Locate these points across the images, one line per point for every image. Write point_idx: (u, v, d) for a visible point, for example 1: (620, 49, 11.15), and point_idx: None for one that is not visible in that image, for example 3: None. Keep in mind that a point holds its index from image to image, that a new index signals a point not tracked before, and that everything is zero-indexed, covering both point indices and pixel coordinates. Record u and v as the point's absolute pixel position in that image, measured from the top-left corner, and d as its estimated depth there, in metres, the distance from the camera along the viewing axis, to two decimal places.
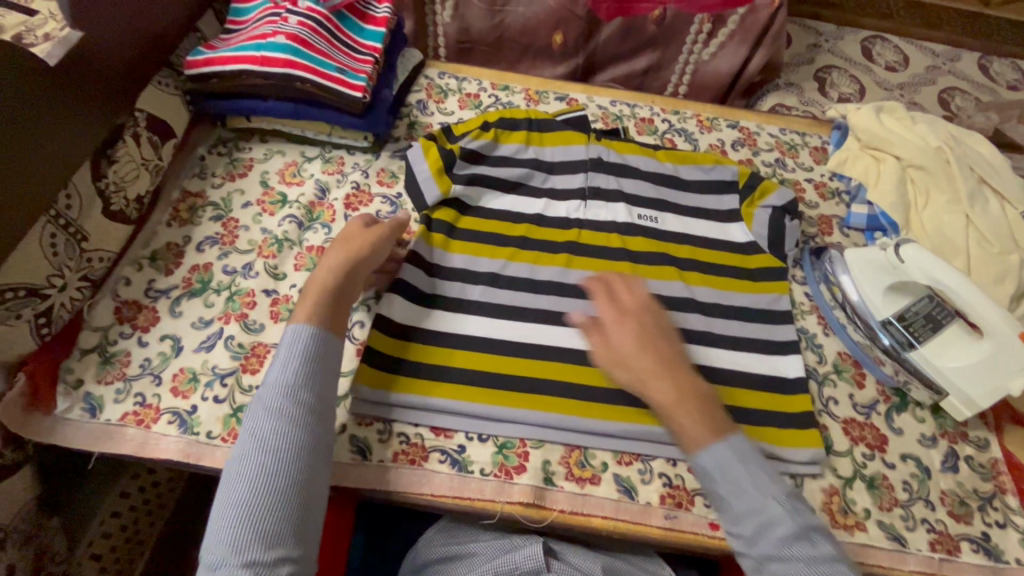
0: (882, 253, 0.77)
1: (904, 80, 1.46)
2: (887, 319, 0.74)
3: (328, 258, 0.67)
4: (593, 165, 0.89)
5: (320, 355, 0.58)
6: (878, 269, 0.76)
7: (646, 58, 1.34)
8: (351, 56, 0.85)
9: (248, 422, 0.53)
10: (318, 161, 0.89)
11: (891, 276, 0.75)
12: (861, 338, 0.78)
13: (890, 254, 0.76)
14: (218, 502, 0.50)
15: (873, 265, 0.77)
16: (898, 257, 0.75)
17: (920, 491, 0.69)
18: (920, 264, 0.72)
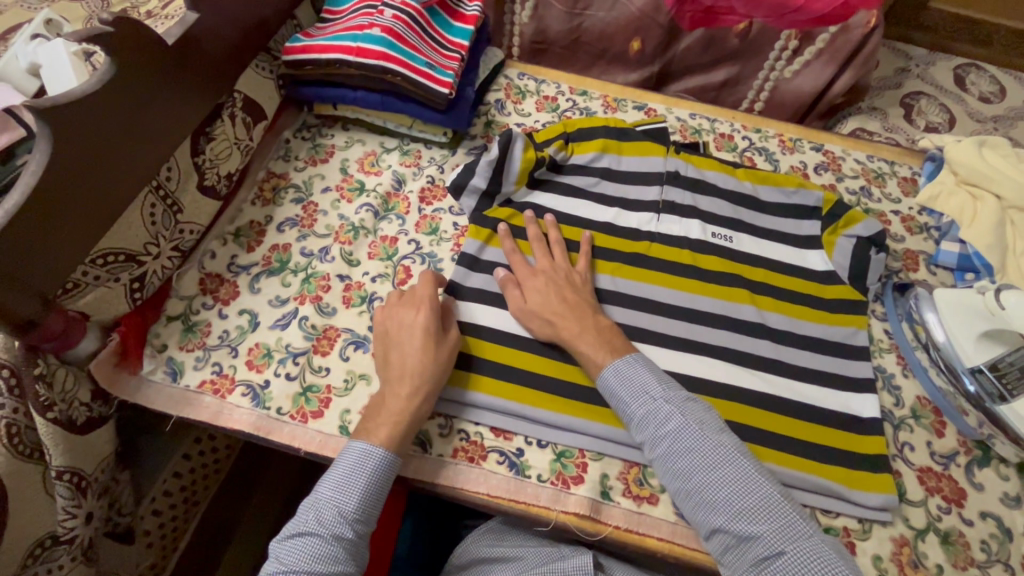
0: (981, 297, 0.73)
1: (998, 112, 1.38)
2: (977, 367, 0.70)
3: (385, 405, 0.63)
4: (670, 178, 0.88)
5: (380, 484, 0.59)
6: (974, 314, 0.72)
7: (725, 71, 1.31)
8: (440, 52, 0.86)
9: (307, 526, 0.57)
10: (397, 153, 0.91)
11: (987, 322, 0.71)
12: (943, 384, 0.74)
13: (988, 299, 0.72)
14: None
15: (967, 310, 0.73)
16: (999, 303, 0.70)
17: (999, 553, 0.65)
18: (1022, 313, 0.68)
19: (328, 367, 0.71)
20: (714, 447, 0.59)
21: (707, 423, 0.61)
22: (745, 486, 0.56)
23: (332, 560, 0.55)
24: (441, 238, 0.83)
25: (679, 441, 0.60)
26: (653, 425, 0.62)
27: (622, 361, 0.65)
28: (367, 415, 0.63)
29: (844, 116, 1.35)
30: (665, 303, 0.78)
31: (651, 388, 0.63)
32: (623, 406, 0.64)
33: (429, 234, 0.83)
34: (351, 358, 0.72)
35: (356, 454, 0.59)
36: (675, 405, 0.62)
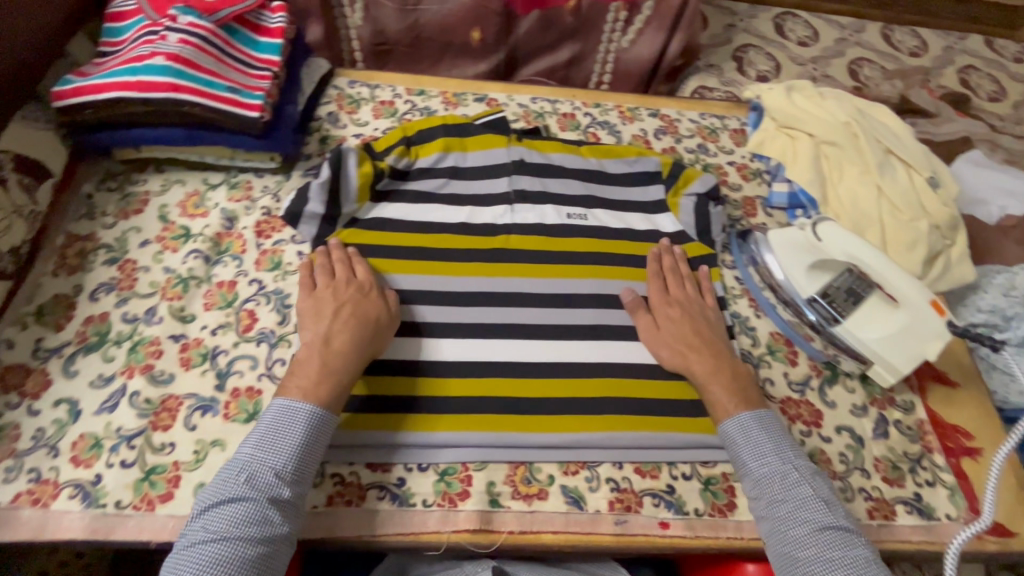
0: (798, 233, 0.80)
1: (815, 54, 1.50)
2: (812, 296, 0.76)
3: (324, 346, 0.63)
4: (516, 167, 0.87)
5: (309, 441, 0.58)
6: (798, 249, 0.78)
7: (568, 50, 1.32)
8: (246, 72, 0.79)
9: (229, 485, 0.54)
10: (223, 188, 0.83)
11: (811, 255, 0.77)
12: (790, 317, 0.79)
13: (807, 234, 0.79)
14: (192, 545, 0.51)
15: (792, 247, 0.79)
16: (816, 236, 0.78)
17: (855, 461, 0.71)
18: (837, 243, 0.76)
19: (172, 442, 0.63)
20: (840, 524, 0.58)
21: (832, 502, 0.59)
22: (824, 559, 0.55)
23: (267, 520, 0.53)
24: (285, 271, 0.77)
25: (794, 508, 0.59)
26: (797, 491, 0.60)
27: (746, 415, 0.65)
28: (296, 368, 0.62)
29: (685, 77, 1.41)
30: (530, 293, 0.76)
31: (783, 450, 0.63)
32: (744, 464, 0.63)
33: (271, 269, 0.77)
34: (198, 425, 0.65)
35: (279, 409, 0.58)
36: (802, 473, 0.61)
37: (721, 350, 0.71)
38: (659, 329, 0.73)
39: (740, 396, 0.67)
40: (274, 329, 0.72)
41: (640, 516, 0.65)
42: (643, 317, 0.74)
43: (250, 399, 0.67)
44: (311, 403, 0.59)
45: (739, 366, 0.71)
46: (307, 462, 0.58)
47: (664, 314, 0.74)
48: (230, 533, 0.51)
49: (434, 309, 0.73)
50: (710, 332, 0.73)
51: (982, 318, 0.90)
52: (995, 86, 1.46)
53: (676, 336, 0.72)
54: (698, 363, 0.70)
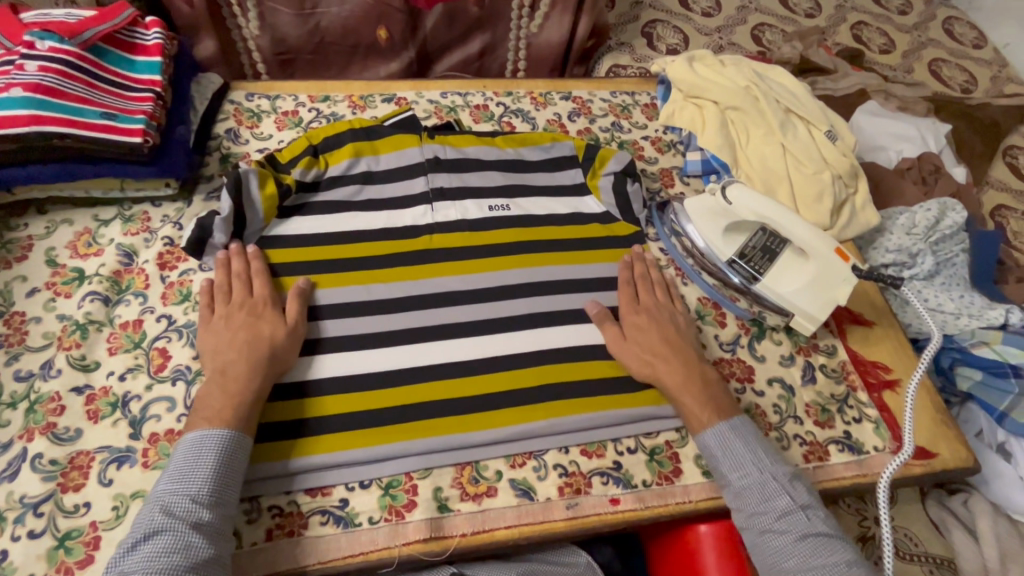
0: (711, 199, 0.80)
1: (720, 24, 1.53)
2: (731, 258, 0.78)
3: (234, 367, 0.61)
4: (431, 165, 0.85)
5: (227, 465, 0.56)
6: (712, 215, 0.80)
7: (478, 41, 1.29)
8: (122, 96, 0.74)
9: (144, 522, 0.51)
10: (117, 222, 0.77)
11: (726, 219, 0.79)
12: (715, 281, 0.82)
13: (719, 199, 0.79)
14: None
15: (706, 213, 0.81)
16: (727, 201, 0.78)
17: (788, 410, 0.74)
18: (746, 204, 0.76)
19: (86, 502, 0.59)
20: (821, 531, 0.58)
21: (810, 506, 0.60)
22: (810, 570, 0.56)
23: (190, 548, 0.50)
24: (196, 302, 0.72)
25: (776, 519, 0.59)
26: (777, 504, 0.59)
27: (723, 426, 0.64)
28: (200, 403, 0.59)
29: (599, 57, 1.42)
30: (459, 291, 0.75)
31: (760, 460, 0.62)
32: (724, 476, 0.63)
33: (180, 302, 0.72)
34: (115, 479, 0.60)
35: (191, 442, 0.56)
36: (781, 481, 0.61)
37: (690, 357, 0.70)
38: (626, 342, 0.71)
39: (712, 406, 0.66)
40: (190, 364, 0.68)
41: (591, 496, 0.65)
42: (611, 330, 0.72)
43: (170, 442, 0.63)
44: (219, 431, 0.57)
45: (708, 372, 0.70)
46: (228, 488, 0.55)
47: (632, 325, 0.73)
48: (152, 571, 0.48)
49: (360, 321, 0.71)
50: (681, 337, 0.72)
51: (890, 258, 0.97)
52: (886, 38, 1.54)
53: (645, 347, 0.71)
54: (669, 373, 0.68)
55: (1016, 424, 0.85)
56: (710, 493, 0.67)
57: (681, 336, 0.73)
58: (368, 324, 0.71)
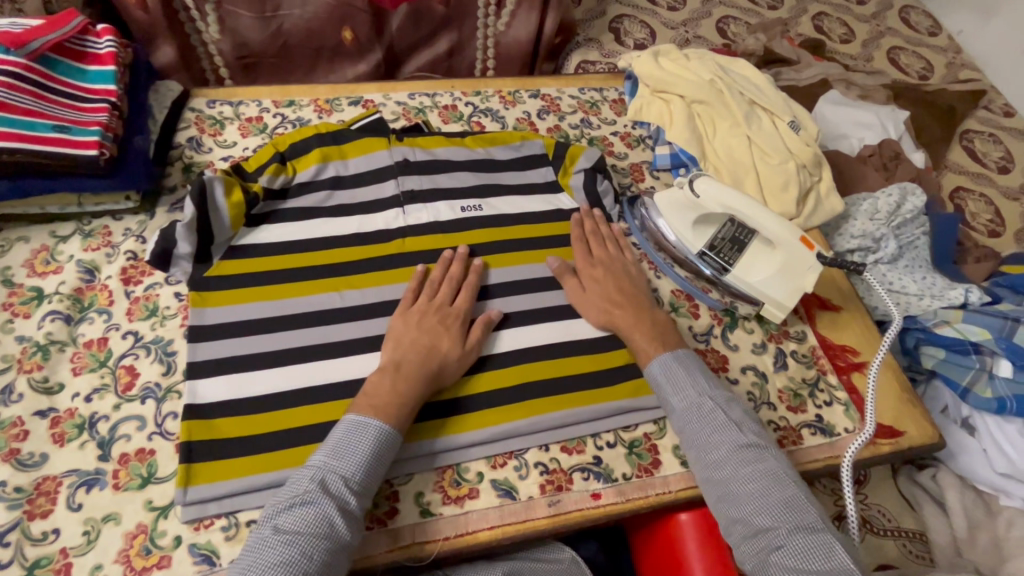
0: (678, 191, 0.83)
1: (685, 17, 1.54)
2: (702, 251, 0.79)
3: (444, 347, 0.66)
4: (401, 168, 0.84)
5: (378, 452, 0.57)
6: (681, 207, 0.81)
7: (446, 40, 1.28)
8: (75, 107, 0.72)
9: (291, 495, 0.53)
10: (76, 238, 0.75)
11: (693, 212, 0.81)
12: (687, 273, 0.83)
13: (686, 191, 0.81)
14: (253, 554, 0.50)
15: (676, 206, 0.82)
16: (694, 194, 0.80)
17: (762, 396, 0.75)
18: (712, 196, 0.79)
19: (55, 528, 0.57)
20: (751, 443, 0.59)
21: (745, 422, 0.62)
22: (738, 479, 0.57)
23: (332, 527, 0.51)
24: (163, 317, 0.71)
25: (711, 435, 0.61)
26: (716, 424, 0.61)
27: (667, 356, 0.67)
28: (368, 390, 0.61)
29: (568, 53, 1.42)
30: None
31: (700, 385, 0.64)
32: (667, 402, 0.65)
33: (147, 317, 0.70)
34: (84, 503, 0.58)
35: (348, 425, 0.57)
36: (719, 402, 0.63)
37: (640, 302, 0.73)
38: (585, 294, 0.75)
39: (659, 340, 0.69)
40: (159, 381, 0.66)
41: (572, 492, 0.66)
42: (573, 286, 0.76)
43: (141, 462, 0.61)
44: (377, 423, 0.58)
45: (657, 315, 0.72)
46: (368, 478, 0.56)
47: (587, 275, 0.76)
48: (298, 537, 0.50)
49: (334, 329, 0.70)
50: (630, 285, 0.75)
51: (855, 243, 0.99)
52: (846, 28, 1.57)
53: (602, 297, 0.74)
54: (625, 319, 0.71)
55: (978, 399, 0.88)
56: (689, 483, 0.68)
57: (631, 283, 0.76)
58: (342, 332, 0.70)
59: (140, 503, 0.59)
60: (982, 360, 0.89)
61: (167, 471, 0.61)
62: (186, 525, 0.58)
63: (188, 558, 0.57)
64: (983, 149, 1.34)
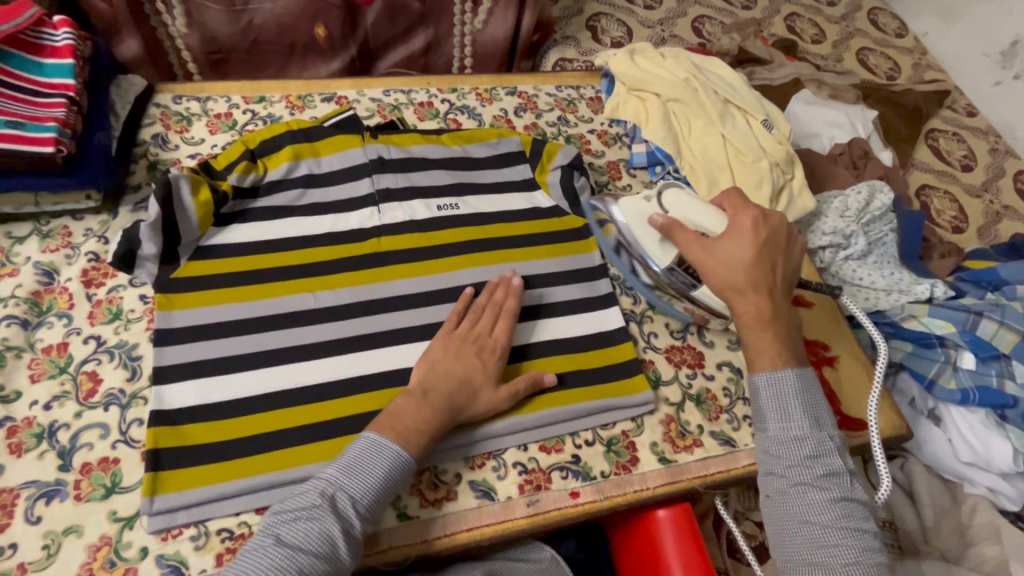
0: (646, 204, 0.77)
1: (662, 16, 1.55)
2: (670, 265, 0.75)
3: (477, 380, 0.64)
4: (375, 166, 0.82)
5: (392, 479, 0.56)
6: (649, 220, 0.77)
7: (422, 37, 1.26)
8: (30, 102, 0.69)
9: (302, 508, 0.52)
10: (33, 239, 0.72)
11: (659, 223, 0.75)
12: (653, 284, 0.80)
13: (654, 204, 0.76)
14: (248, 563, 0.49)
15: (642, 218, 0.77)
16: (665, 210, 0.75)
17: (737, 392, 0.77)
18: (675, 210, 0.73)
19: (11, 543, 0.55)
20: (858, 499, 0.59)
21: (853, 476, 0.61)
22: (839, 528, 0.57)
23: (333, 549, 0.51)
24: (128, 320, 0.68)
25: (821, 477, 0.59)
26: (829, 461, 0.60)
27: (787, 371, 0.62)
28: (393, 409, 0.60)
29: (546, 51, 1.42)
30: (410, 294, 0.74)
31: (820, 419, 0.62)
32: (775, 420, 0.62)
33: (110, 321, 0.68)
34: (44, 516, 0.56)
35: (370, 443, 0.57)
36: (835, 444, 0.61)
37: (772, 289, 0.66)
38: (714, 267, 0.67)
39: (780, 349, 0.64)
40: (124, 387, 0.64)
41: (551, 491, 0.66)
42: (694, 249, 0.69)
43: (105, 471, 0.59)
44: (396, 448, 0.57)
45: (785, 313, 0.66)
46: (376, 506, 0.55)
47: (732, 238, 0.67)
48: (298, 553, 0.49)
49: (308, 331, 0.69)
50: (781, 268, 0.67)
51: (827, 240, 1.00)
52: (817, 29, 1.61)
53: (739, 270, 0.65)
54: (749, 309, 0.65)
55: (942, 390, 0.91)
56: (667, 479, 0.69)
57: (781, 261, 0.67)
58: (316, 333, 0.69)
59: (103, 514, 0.57)
60: (946, 353, 0.93)
61: (132, 480, 0.59)
62: (153, 535, 0.57)
63: (154, 569, 0.55)
64: (947, 147, 1.38)
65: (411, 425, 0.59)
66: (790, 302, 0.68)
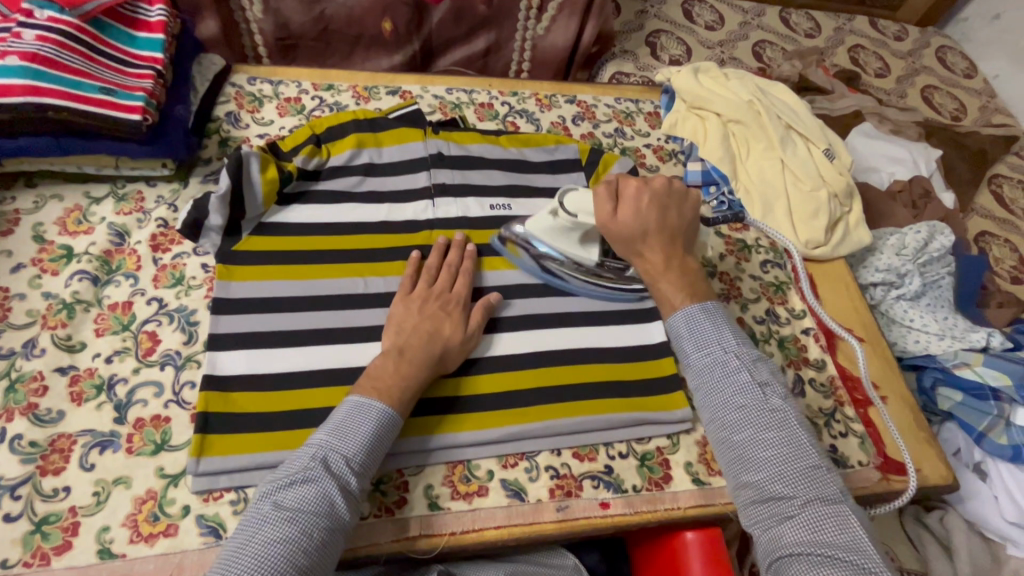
0: (553, 220, 0.73)
1: (723, 38, 1.54)
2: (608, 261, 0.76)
3: (446, 332, 0.65)
4: (434, 161, 0.84)
5: (380, 436, 0.56)
6: (564, 235, 0.74)
7: (484, 39, 1.28)
8: (122, 71, 0.73)
9: (290, 473, 0.52)
10: (109, 201, 0.75)
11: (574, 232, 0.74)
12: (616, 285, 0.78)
13: (562, 217, 0.72)
14: (247, 532, 0.49)
15: (552, 234, 0.74)
16: (573, 216, 0.72)
17: None
18: (583, 206, 0.71)
19: (65, 486, 0.57)
20: (775, 408, 0.57)
21: (769, 385, 0.58)
22: (757, 442, 0.55)
23: (334, 508, 0.51)
24: (189, 286, 0.71)
25: (734, 396, 0.58)
26: (737, 379, 0.59)
27: (694, 308, 0.63)
28: (373, 371, 0.61)
29: (603, 63, 1.42)
30: None
31: (725, 337, 0.61)
32: (685, 355, 0.62)
33: (173, 285, 0.71)
34: (97, 464, 0.58)
35: (352, 407, 0.57)
36: (744, 360, 0.60)
37: (674, 238, 0.67)
38: (615, 224, 0.66)
39: (687, 289, 0.65)
40: (180, 349, 0.67)
41: (581, 499, 0.65)
42: (604, 210, 0.67)
43: (156, 428, 0.61)
44: (378, 403, 0.57)
45: (689, 264, 0.67)
46: (369, 463, 0.55)
47: (627, 202, 0.67)
48: (299, 515, 0.49)
49: (356, 315, 0.70)
50: (671, 216, 0.68)
51: (879, 277, 0.97)
52: (882, 62, 1.57)
53: (635, 225, 0.66)
54: (653, 259, 0.66)
55: (992, 444, 0.88)
56: (700, 501, 0.67)
57: (679, 215, 0.68)
58: (365, 318, 0.70)
59: (152, 469, 0.59)
60: (1000, 407, 0.89)
61: (181, 440, 0.61)
62: (196, 496, 0.59)
63: (194, 529, 0.57)
64: (1011, 195, 1.33)
65: (392, 379, 0.60)
66: (690, 252, 0.69)
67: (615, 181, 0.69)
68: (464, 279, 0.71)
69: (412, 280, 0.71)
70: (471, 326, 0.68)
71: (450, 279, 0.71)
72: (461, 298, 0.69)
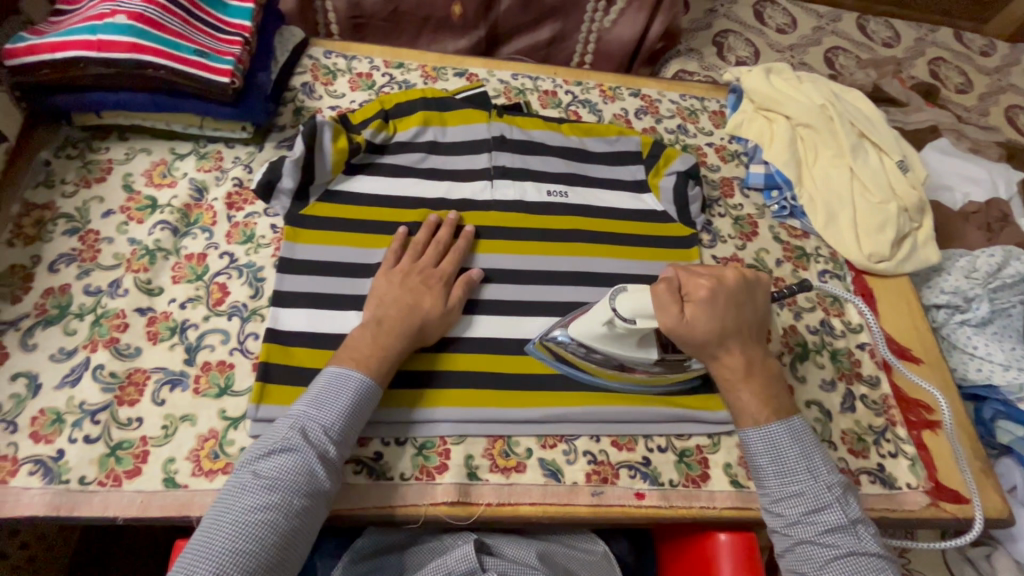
0: (607, 328, 0.64)
1: (793, 42, 1.49)
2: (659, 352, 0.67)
3: (427, 307, 0.66)
4: (496, 143, 0.85)
5: (359, 407, 0.58)
6: (617, 339, 0.65)
7: (550, 28, 1.28)
8: (215, 37, 0.77)
9: (271, 443, 0.54)
10: (192, 158, 0.80)
11: (630, 335, 0.65)
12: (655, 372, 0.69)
13: (618, 325, 0.63)
14: (226, 501, 0.51)
15: (606, 340, 0.65)
16: (630, 321, 0.63)
17: (822, 434, 0.73)
18: (642, 312, 0.62)
19: (139, 417, 0.62)
20: (868, 551, 0.56)
21: (860, 524, 0.58)
22: None
23: (312, 476, 0.53)
24: (258, 244, 0.74)
25: (823, 534, 0.57)
26: (827, 517, 0.57)
27: (778, 428, 0.61)
28: (350, 342, 0.62)
29: (667, 60, 1.40)
30: (510, 270, 0.76)
31: (815, 468, 0.59)
32: (764, 479, 0.61)
33: (244, 242, 0.74)
34: (167, 400, 0.63)
35: (330, 379, 0.59)
36: (836, 494, 0.58)
37: (750, 346, 0.65)
38: (685, 329, 0.63)
39: (769, 403, 0.63)
40: (247, 302, 0.70)
41: (616, 486, 0.66)
42: (670, 309, 0.63)
43: (221, 373, 0.65)
44: (356, 373, 0.59)
45: (768, 365, 0.65)
46: (346, 434, 0.57)
47: (697, 301, 0.64)
48: (277, 483, 0.51)
49: None
50: (744, 318, 0.65)
51: (944, 299, 0.93)
52: (964, 77, 1.49)
53: (708, 328, 0.63)
54: (731, 364, 0.64)
55: None
56: (736, 503, 0.67)
57: (752, 309, 0.66)
58: None
59: (215, 410, 0.63)
60: None
61: (243, 386, 0.65)
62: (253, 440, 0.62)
63: None
64: None
65: (368, 352, 0.61)
66: (767, 350, 0.67)
67: (676, 278, 0.66)
68: (449, 256, 0.72)
69: (393, 256, 0.71)
70: (452, 301, 0.68)
71: (432, 255, 0.71)
72: (443, 274, 0.70)
